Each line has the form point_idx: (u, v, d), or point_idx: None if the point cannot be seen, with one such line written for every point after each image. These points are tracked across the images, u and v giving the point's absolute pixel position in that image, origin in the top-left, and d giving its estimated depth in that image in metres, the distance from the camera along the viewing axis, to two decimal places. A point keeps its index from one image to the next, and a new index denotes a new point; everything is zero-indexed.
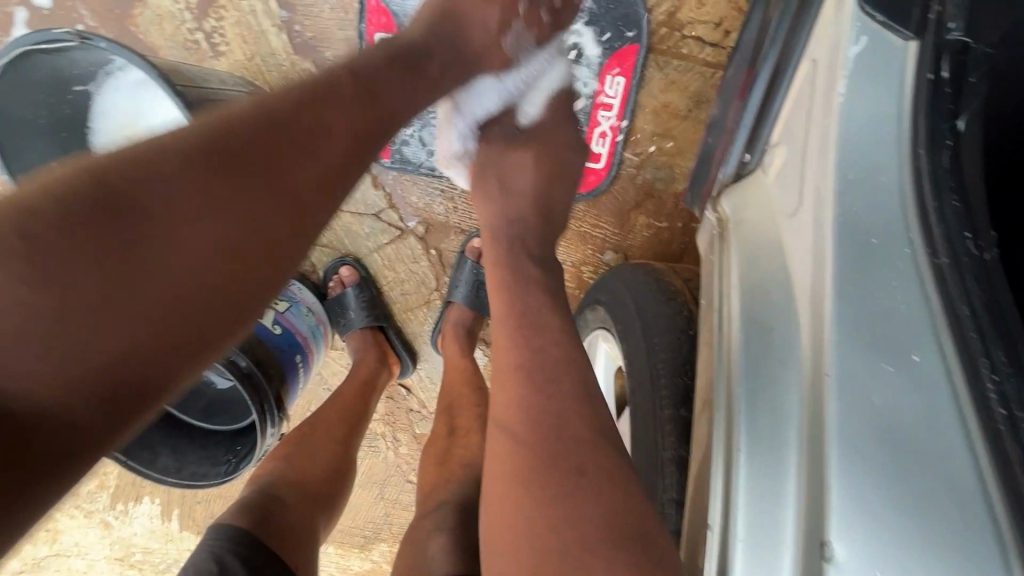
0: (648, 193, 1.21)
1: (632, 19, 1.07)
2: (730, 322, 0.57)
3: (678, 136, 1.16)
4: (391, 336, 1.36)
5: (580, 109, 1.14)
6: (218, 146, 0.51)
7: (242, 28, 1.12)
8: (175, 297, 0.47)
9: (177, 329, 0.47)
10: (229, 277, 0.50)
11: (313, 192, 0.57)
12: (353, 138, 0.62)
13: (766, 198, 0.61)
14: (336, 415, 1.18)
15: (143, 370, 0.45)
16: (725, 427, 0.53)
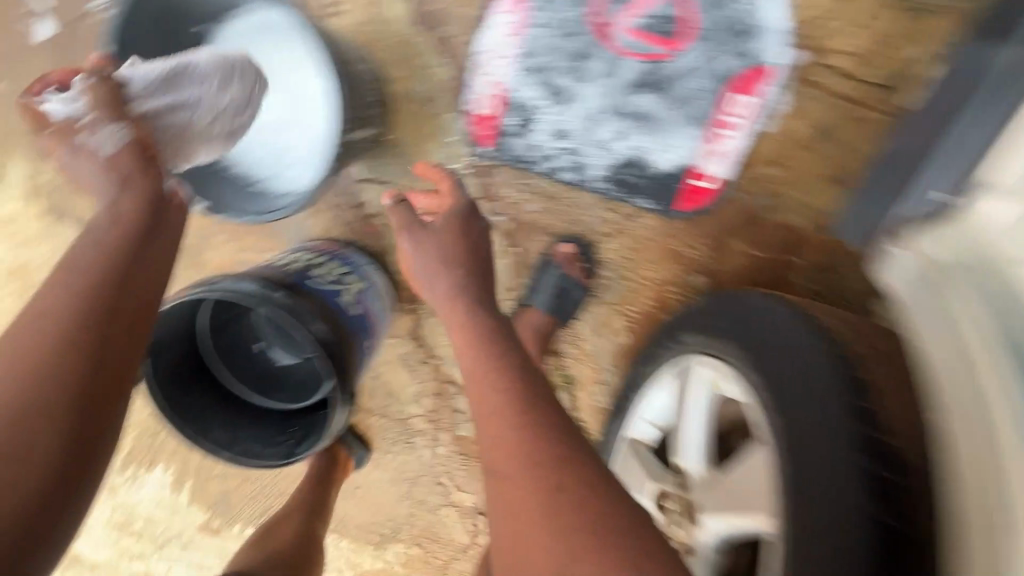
0: (751, 220, 1.17)
1: (770, 40, 1.04)
2: (984, 365, 0.59)
3: (796, 166, 1.12)
4: None
5: (701, 124, 1.09)
6: (53, 362, 0.64)
7: None
8: (52, 498, 0.62)
9: (46, 471, 0.62)
10: (55, 449, 0.62)
11: (107, 337, 0.68)
12: (105, 288, 0.69)
13: (994, 247, 0.64)
14: None
15: (50, 490, 0.62)
16: (1002, 469, 0.56)
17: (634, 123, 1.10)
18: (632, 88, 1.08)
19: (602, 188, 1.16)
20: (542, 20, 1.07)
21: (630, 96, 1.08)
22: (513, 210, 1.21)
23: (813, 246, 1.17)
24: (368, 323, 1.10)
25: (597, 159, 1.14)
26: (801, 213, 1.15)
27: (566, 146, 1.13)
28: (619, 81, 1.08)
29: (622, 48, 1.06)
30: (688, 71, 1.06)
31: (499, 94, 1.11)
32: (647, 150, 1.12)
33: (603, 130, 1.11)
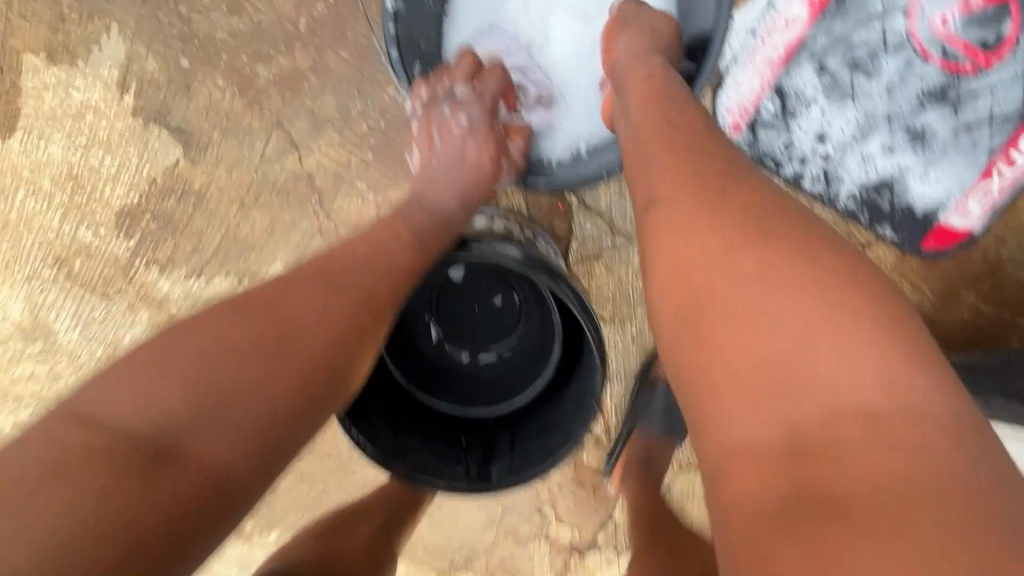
0: (993, 272, 1.03)
1: None
2: None
3: None
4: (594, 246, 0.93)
5: (983, 156, 0.95)
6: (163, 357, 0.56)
7: None
8: (174, 507, 0.52)
9: (205, 485, 0.54)
10: (216, 458, 0.55)
11: (295, 360, 0.60)
12: (333, 307, 0.64)
13: None
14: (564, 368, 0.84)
15: (176, 521, 0.52)
16: None
17: (909, 140, 0.95)
18: (922, 99, 0.92)
19: (845, 205, 0.99)
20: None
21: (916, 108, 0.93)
22: None
23: None
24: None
25: (852, 174, 0.97)
26: None
27: (824, 151, 0.96)
28: (910, 89, 0.92)
29: (928, 50, 0.91)
30: (984, 90, 0.92)
31: (767, 71, 0.93)
32: (912, 174, 0.97)
33: (869, 137, 0.95)
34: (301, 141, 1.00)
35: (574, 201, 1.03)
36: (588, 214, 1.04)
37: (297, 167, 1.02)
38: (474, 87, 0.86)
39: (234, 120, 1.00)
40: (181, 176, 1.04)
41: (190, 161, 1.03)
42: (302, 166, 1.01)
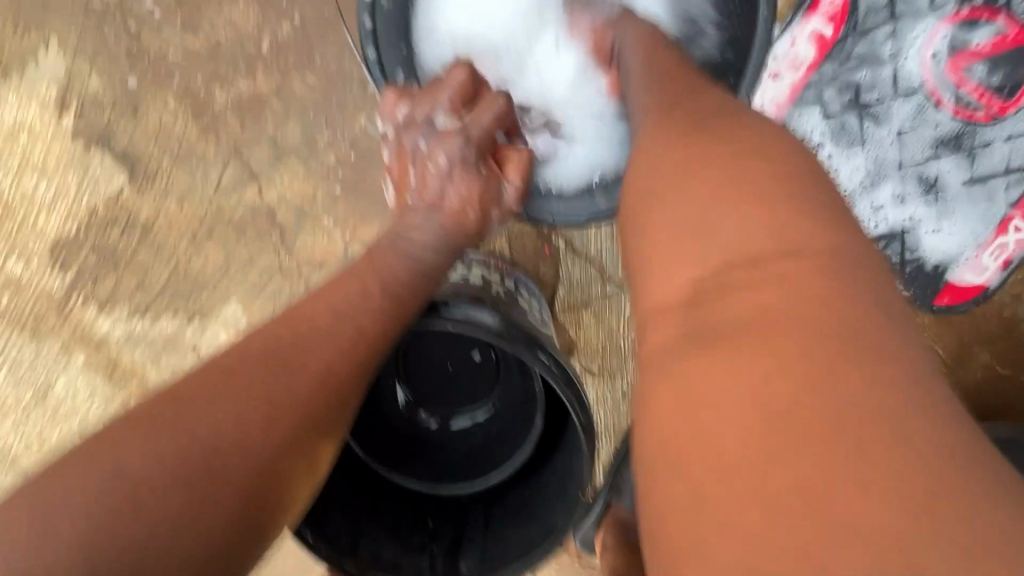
0: (1008, 331, 0.96)
1: None
2: None
3: None
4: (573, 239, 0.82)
5: (998, 209, 0.88)
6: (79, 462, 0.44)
7: None
8: None
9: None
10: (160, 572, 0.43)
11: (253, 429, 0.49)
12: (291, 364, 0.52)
13: None
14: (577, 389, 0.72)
15: None
16: None
17: (922, 190, 0.88)
18: (937, 148, 0.85)
19: None
20: (855, 39, 0.82)
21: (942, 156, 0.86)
22: None
23: None
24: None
25: (862, 225, 0.89)
26: None
27: None
28: (924, 137, 0.85)
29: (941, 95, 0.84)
30: (999, 139, 0.85)
31: (768, 116, 0.85)
32: (925, 226, 0.90)
33: (878, 187, 0.87)
34: (262, 171, 0.91)
35: (562, 244, 0.95)
36: (576, 258, 0.96)
37: (256, 200, 0.92)
38: (462, 118, 0.68)
39: (187, 146, 0.90)
40: (126, 205, 0.93)
41: (137, 189, 0.92)
42: (263, 199, 0.92)
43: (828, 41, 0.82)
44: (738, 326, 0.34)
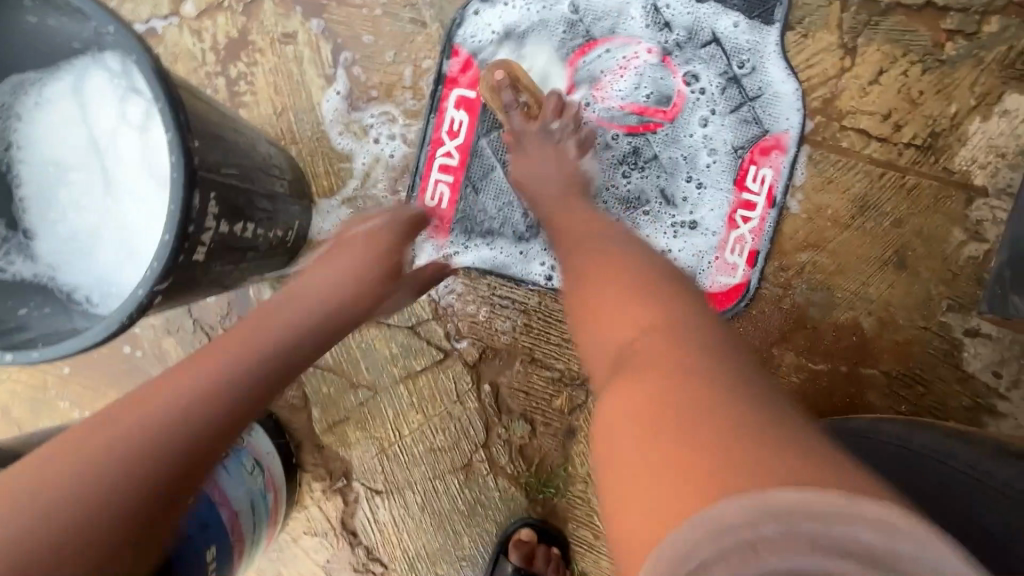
0: (800, 323, 0.87)
1: (779, 102, 0.84)
2: None
3: (839, 250, 0.86)
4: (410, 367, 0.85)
5: (715, 205, 0.86)
6: None
7: (279, 77, 0.85)
8: None
9: None
10: None
11: None
12: None
13: None
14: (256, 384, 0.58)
15: None
16: None
17: (629, 208, 0.86)
18: (622, 169, 0.86)
19: None
20: None
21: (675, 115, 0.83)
22: (483, 333, 0.88)
23: (888, 350, 0.87)
24: (218, 529, 0.69)
25: None
26: (861, 309, 0.87)
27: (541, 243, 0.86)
28: (605, 163, 0.86)
29: (605, 118, 0.86)
30: (682, 143, 0.85)
31: (449, 180, 0.86)
32: (650, 242, 0.86)
33: None
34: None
35: None
36: (321, 373, 0.90)
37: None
38: None
39: None
40: None
41: None
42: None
43: (474, 103, 0.84)
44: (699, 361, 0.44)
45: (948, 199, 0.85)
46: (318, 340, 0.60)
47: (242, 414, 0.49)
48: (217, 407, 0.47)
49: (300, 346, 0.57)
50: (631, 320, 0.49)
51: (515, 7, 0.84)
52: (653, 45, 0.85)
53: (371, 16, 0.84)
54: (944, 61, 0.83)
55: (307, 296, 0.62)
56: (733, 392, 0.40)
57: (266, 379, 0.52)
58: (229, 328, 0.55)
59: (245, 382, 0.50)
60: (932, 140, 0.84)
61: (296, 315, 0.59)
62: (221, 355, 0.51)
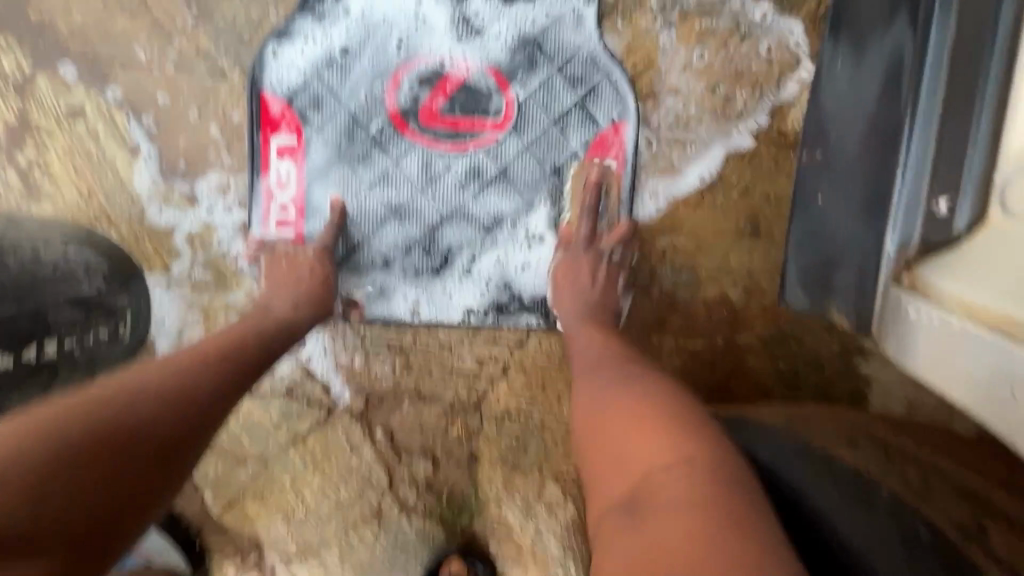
0: (671, 306, 0.88)
1: (611, 92, 0.83)
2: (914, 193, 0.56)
3: (694, 229, 0.87)
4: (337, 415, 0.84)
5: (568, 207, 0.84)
6: None
7: (77, 158, 0.78)
8: None
9: None
10: None
11: None
12: None
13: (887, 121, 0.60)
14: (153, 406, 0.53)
15: None
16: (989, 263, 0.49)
17: (483, 226, 0.83)
18: (467, 188, 0.82)
19: (466, 316, 0.85)
20: (325, 133, 0.79)
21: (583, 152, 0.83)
22: (364, 382, 0.86)
23: (758, 315, 0.89)
24: None
25: (448, 287, 0.84)
26: (726, 282, 0.89)
27: (402, 279, 0.83)
28: (448, 185, 0.82)
29: (438, 137, 0.81)
30: (522, 150, 0.82)
31: (290, 230, 0.80)
32: (509, 257, 0.84)
33: (441, 242, 0.83)
34: None
35: None
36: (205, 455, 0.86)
37: None
38: None
39: None
40: None
41: None
42: None
43: (301, 149, 0.79)
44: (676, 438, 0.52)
45: (787, 160, 0.86)
46: (169, 395, 0.54)
47: (55, 468, 0.46)
48: (18, 459, 0.45)
49: (143, 400, 0.53)
50: (635, 446, 0.52)
51: (318, 38, 0.78)
52: (472, 52, 0.80)
53: (163, 75, 0.77)
54: (761, 25, 0.83)
55: (178, 360, 0.59)
56: (716, 480, 0.46)
57: (98, 435, 0.49)
58: (80, 390, 0.53)
59: (61, 439, 0.47)
60: (763, 105, 0.85)
61: (150, 376, 0.56)
62: (44, 413, 0.49)
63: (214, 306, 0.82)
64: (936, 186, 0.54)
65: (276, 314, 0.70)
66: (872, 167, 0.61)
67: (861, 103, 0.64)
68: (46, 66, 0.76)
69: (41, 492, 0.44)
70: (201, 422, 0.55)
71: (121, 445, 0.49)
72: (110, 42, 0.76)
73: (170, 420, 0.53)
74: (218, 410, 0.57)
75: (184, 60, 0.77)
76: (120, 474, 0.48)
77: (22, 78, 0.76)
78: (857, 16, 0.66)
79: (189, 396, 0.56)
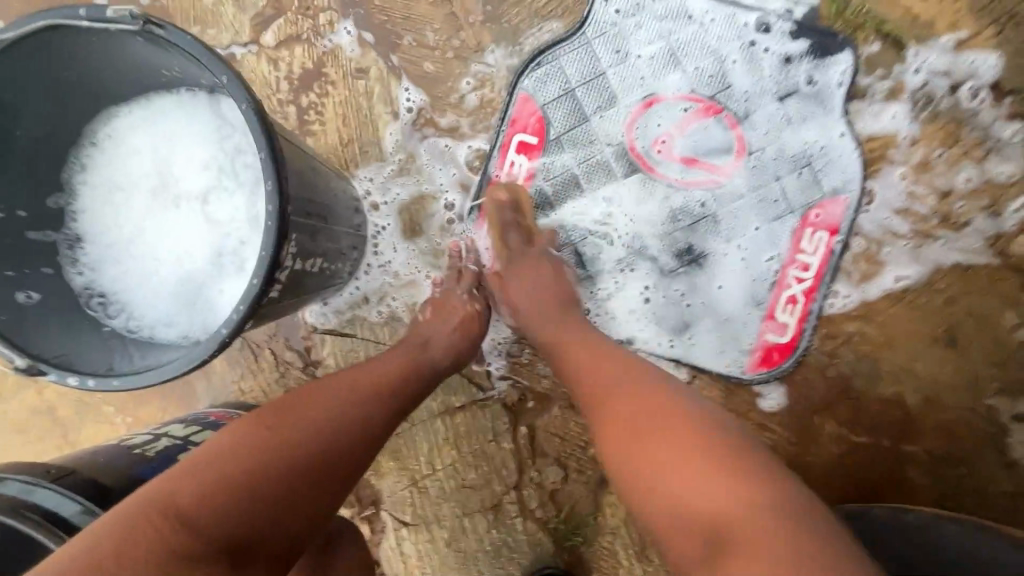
0: (844, 392, 0.86)
1: (840, 168, 0.83)
2: None
3: (886, 323, 0.85)
4: (497, 394, 0.89)
5: (770, 265, 0.85)
6: None
7: (347, 110, 0.88)
8: None
9: None
10: None
11: None
12: None
13: None
14: (339, 413, 0.59)
15: None
16: None
17: (682, 261, 0.85)
18: (679, 222, 0.85)
19: (640, 340, 0.86)
20: (563, 139, 0.86)
21: (801, 205, 0.84)
22: (525, 376, 0.89)
23: (933, 430, 0.85)
24: None
25: (631, 309, 0.86)
26: (908, 385, 0.85)
27: (591, 291, 0.87)
28: (661, 215, 0.85)
29: (661, 169, 0.85)
30: (741, 200, 0.85)
31: None
32: (698, 293, 0.86)
33: (638, 262, 0.86)
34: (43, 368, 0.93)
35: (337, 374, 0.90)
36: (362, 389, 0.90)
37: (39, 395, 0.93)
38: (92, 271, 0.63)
39: None
40: None
41: None
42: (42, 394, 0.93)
43: (537, 148, 0.86)
44: (666, 437, 0.54)
45: (1003, 281, 0.83)
46: (363, 427, 0.60)
47: (270, 484, 0.52)
48: (254, 475, 0.52)
49: (339, 420, 0.59)
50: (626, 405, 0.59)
51: (582, 57, 0.85)
52: (718, 101, 0.84)
53: (442, 58, 0.86)
54: (1011, 144, 0.82)
55: (364, 387, 0.64)
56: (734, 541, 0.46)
57: (303, 447, 0.55)
58: (289, 397, 0.60)
59: (277, 450, 0.54)
60: (995, 221, 0.83)
61: (338, 397, 0.61)
62: (260, 430, 0.55)
63: (416, 269, 0.88)
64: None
65: (431, 356, 0.74)
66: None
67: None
68: (353, 30, 0.87)
69: (250, 510, 0.50)
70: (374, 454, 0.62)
71: (322, 470, 0.55)
72: (407, 23, 0.86)
73: (351, 449, 0.58)
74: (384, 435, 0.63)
75: (462, 51, 0.86)
76: (314, 497, 0.55)
77: (328, 35, 0.87)
78: None
79: (372, 434, 0.61)
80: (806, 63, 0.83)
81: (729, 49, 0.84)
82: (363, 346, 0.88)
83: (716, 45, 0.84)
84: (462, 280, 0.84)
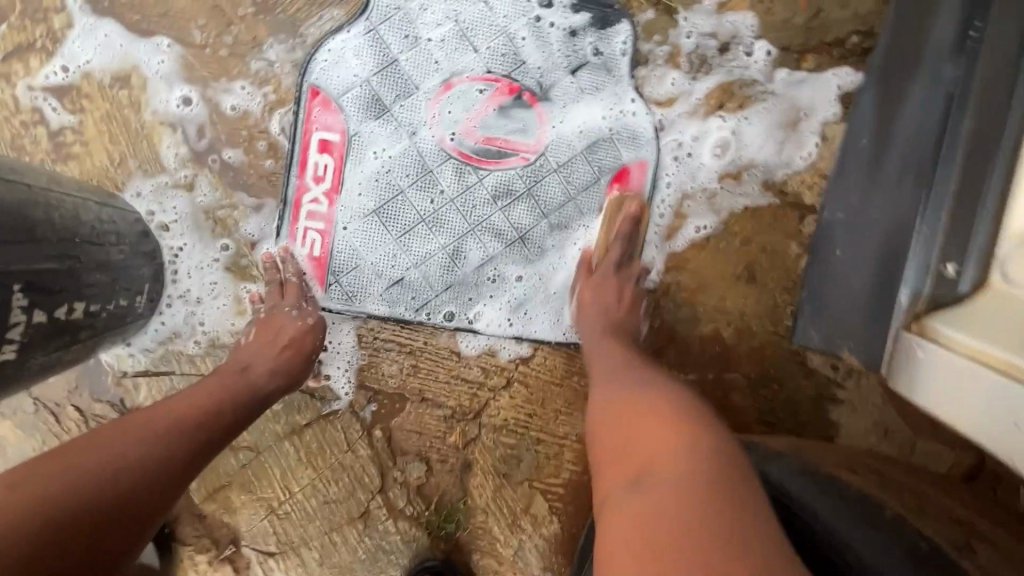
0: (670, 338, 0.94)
1: (635, 132, 0.89)
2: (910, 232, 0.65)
3: (696, 270, 0.94)
4: (346, 402, 0.87)
5: (589, 233, 0.89)
6: None
7: (111, 125, 0.77)
8: None
9: None
10: None
11: None
12: None
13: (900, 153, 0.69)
14: (131, 454, 0.55)
15: None
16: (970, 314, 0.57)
17: (507, 240, 0.87)
18: (498, 202, 0.86)
19: (482, 325, 0.87)
20: (366, 133, 0.82)
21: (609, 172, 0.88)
22: (371, 379, 0.87)
23: (747, 356, 0.96)
24: None
25: (466, 295, 0.87)
26: (721, 321, 0.95)
27: (422, 284, 0.86)
28: (479, 199, 0.86)
29: (471, 152, 0.85)
30: (553, 173, 0.87)
31: (321, 227, 0.83)
32: (527, 270, 0.88)
33: (466, 248, 0.86)
34: None
35: None
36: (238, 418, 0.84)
37: None
38: None
39: None
40: None
41: None
42: None
43: (340, 145, 0.82)
44: (649, 470, 0.51)
45: (784, 217, 0.93)
46: (150, 463, 0.55)
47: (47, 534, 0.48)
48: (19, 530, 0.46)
49: (139, 460, 0.55)
50: (643, 429, 0.56)
51: (372, 45, 0.81)
52: (513, 80, 0.85)
53: (215, 57, 0.78)
54: (774, 94, 0.91)
55: (154, 426, 0.58)
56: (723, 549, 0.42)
57: (91, 492, 0.51)
58: (78, 438, 0.55)
59: (58, 497, 0.49)
60: (769, 164, 0.92)
61: (133, 433, 0.57)
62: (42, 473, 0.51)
63: (229, 289, 0.81)
64: (945, 251, 0.61)
65: (249, 379, 0.70)
66: (876, 275, 0.68)
67: (868, 129, 0.72)
68: (99, 33, 0.76)
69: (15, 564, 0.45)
70: (172, 488, 0.57)
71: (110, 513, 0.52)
72: (167, 21, 0.77)
73: (146, 494, 0.54)
74: (191, 474, 0.59)
75: (238, 47, 0.79)
76: (97, 545, 0.50)
77: (70, 40, 0.76)
78: (898, 49, 0.71)
79: (167, 472, 0.56)
80: (589, 33, 0.86)
81: (516, 25, 0.84)
82: (184, 382, 0.81)
83: (505, 23, 0.84)
84: (286, 297, 0.80)
